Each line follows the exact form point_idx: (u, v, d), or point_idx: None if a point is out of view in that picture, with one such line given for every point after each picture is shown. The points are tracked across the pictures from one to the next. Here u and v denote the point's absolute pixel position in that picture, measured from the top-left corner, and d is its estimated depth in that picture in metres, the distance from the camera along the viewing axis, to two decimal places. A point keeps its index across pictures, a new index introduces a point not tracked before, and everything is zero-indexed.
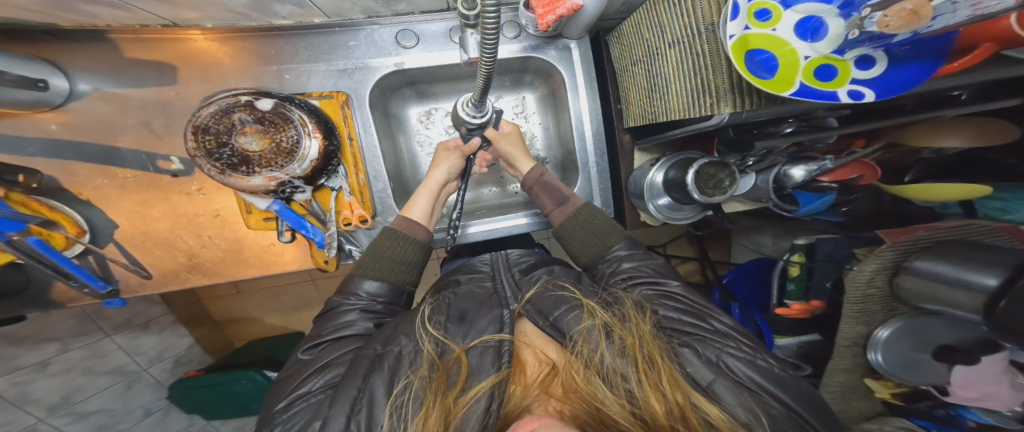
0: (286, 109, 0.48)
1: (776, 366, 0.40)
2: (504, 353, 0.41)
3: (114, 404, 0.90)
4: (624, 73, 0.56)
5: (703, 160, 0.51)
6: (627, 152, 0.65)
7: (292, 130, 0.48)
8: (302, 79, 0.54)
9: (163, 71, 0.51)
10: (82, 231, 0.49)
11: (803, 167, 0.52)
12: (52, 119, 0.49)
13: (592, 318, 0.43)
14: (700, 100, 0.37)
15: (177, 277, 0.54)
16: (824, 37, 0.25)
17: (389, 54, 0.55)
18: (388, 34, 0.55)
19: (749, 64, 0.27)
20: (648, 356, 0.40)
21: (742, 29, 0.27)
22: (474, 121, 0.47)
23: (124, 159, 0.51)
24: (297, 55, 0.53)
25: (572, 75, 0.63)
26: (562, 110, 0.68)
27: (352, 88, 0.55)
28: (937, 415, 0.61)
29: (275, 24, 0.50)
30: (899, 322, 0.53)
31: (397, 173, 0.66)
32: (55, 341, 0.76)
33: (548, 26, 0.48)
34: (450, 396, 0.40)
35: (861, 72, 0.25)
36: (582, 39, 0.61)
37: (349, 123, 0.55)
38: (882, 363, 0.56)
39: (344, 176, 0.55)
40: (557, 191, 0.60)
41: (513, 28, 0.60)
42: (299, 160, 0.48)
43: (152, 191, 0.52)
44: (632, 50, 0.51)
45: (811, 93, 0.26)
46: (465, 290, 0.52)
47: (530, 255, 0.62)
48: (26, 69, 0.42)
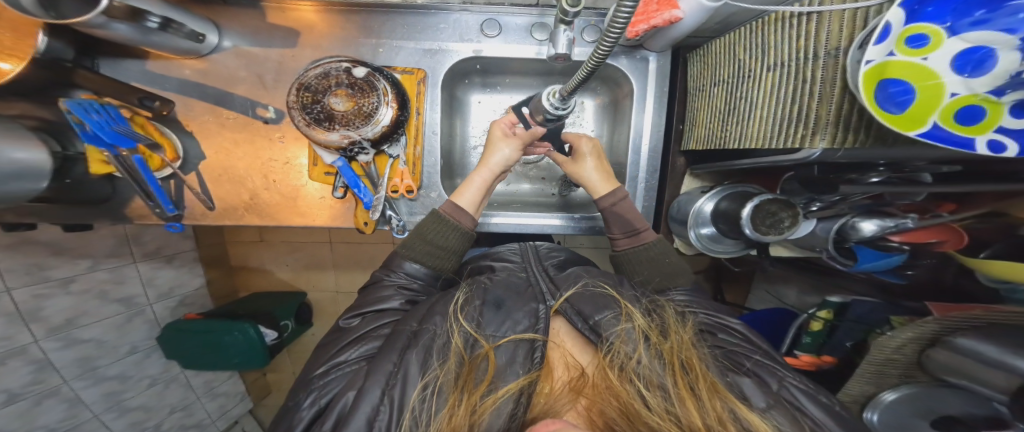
0: (375, 78, 0.50)
1: (839, 405, 0.38)
2: (537, 349, 0.41)
3: (106, 336, 0.88)
4: (699, 92, 0.56)
5: (766, 197, 0.50)
6: (677, 175, 0.66)
7: (374, 98, 0.50)
8: (391, 54, 0.56)
9: (291, 35, 0.54)
10: (177, 157, 0.53)
11: (876, 221, 0.50)
12: (190, 65, 0.53)
13: (630, 322, 0.43)
14: (789, 130, 0.37)
15: (235, 214, 0.57)
16: (987, 73, 0.23)
17: (470, 40, 0.57)
18: (475, 21, 0.56)
19: (879, 93, 0.28)
20: (685, 362, 0.41)
21: (885, 55, 0.27)
22: (555, 112, 0.47)
23: (233, 103, 0.54)
24: (395, 31, 0.56)
25: (642, 86, 0.62)
26: (622, 120, 0.68)
27: (431, 66, 0.57)
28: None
29: (385, 0, 0.53)
30: (909, 388, 0.52)
31: (447, 152, 0.67)
32: (89, 258, 0.83)
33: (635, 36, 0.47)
34: (476, 395, 0.40)
35: (1015, 119, 0.24)
36: (663, 53, 0.61)
37: (420, 98, 0.56)
38: (875, 423, 0.54)
39: (404, 147, 0.57)
40: (626, 220, 0.58)
41: (593, 32, 0.58)
42: (373, 124, 0.50)
43: (242, 133, 0.55)
44: (717, 70, 0.50)
45: (938, 137, 0.26)
46: (500, 279, 0.52)
47: (561, 251, 0.64)
48: (194, 23, 0.48)
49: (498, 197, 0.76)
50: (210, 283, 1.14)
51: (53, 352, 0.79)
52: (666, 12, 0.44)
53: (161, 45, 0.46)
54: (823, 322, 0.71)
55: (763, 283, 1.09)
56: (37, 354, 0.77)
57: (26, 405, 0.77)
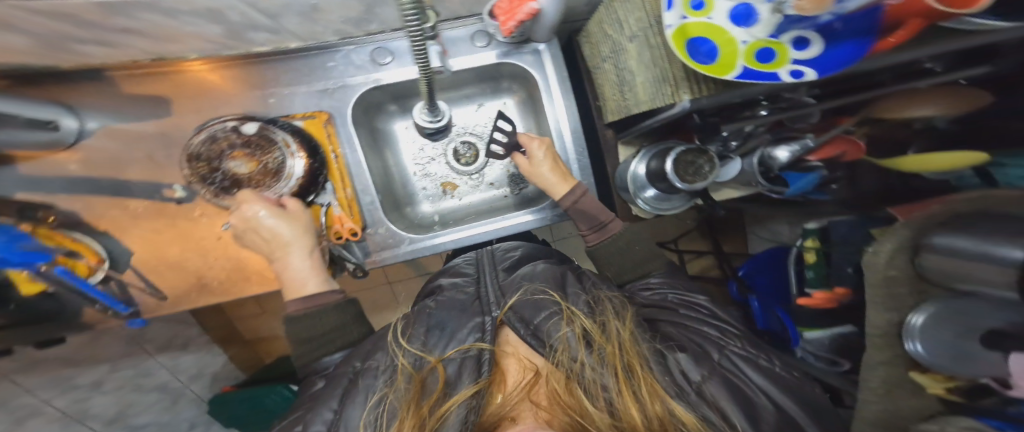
0: (270, 131, 0.53)
1: (776, 366, 0.46)
2: (484, 361, 0.43)
3: (162, 418, 0.99)
4: (597, 70, 0.58)
5: (681, 149, 0.54)
6: (610, 148, 0.68)
7: (276, 152, 0.53)
8: (285, 101, 0.57)
9: (160, 104, 0.56)
10: (102, 258, 0.53)
11: (786, 148, 0.54)
12: (70, 158, 0.54)
13: (572, 326, 0.44)
14: (660, 90, 0.40)
15: (188, 298, 0.57)
16: (756, 24, 0.27)
17: (366, 72, 0.59)
18: (364, 53, 0.58)
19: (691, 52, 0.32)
20: (629, 365, 0.43)
21: (680, 19, 0.32)
22: (431, 124, 0.58)
23: (131, 190, 0.55)
24: (279, 79, 0.57)
25: (543, 75, 0.63)
26: (540, 112, 0.68)
27: (334, 107, 0.58)
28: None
29: (253, 51, 0.55)
30: None
31: (386, 184, 0.67)
32: (106, 362, 0.82)
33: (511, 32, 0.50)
34: (425, 406, 0.41)
35: (799, 52, 0.27)
36: (551, 42, 0.62)
37: (333, 139, 0.57)
38: None
39: (333, 192, 0.58)
40: (592, 216, 0.60)
41: (484, 37, 0.60)
42: (285, 178, 0.53)
43: (161, 220, 0.56)
44: (601, 48, 0.53)
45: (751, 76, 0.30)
46: (445, 299, 0.53)
47: (517, 249, 0.64)
48: (39, 111, 0.47)
49: (453, 214, 0.74)
50: (234, 359, 1.13)
51: None
52: (525, 7, 0.46)
53: (9, 140, 0.46)
54: (814, 251, 0.70)
55: (755, 226, 1.10)
56: None
57: None
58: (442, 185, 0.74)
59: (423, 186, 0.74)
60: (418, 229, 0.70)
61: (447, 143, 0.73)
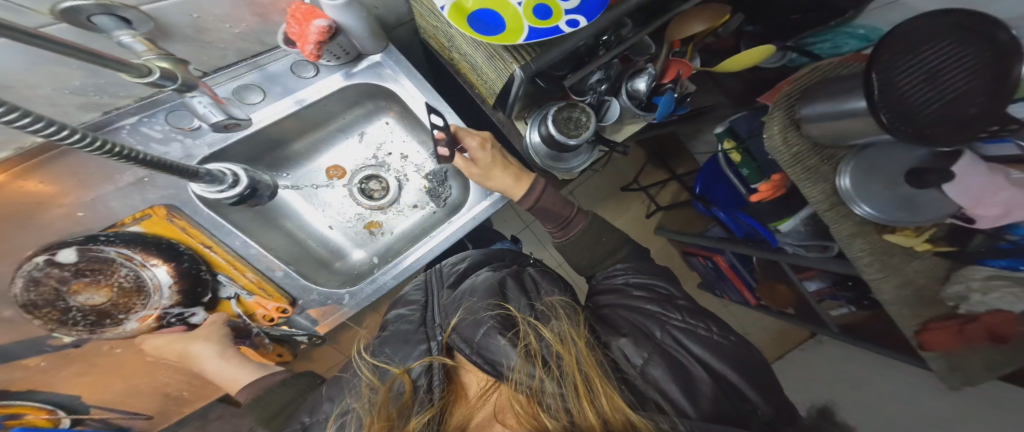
0: (96, 251, 0.47)
1: (716, 334, 0.41)
2: (434, 377, 0.41)
3: None
4: (453, 60, 0.59)
5: (553, 111, 0.55)
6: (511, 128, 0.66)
7: (122, 269, 0.49)
8: (100, 207, 0.50)
9: None
10: (50, 409, 0.52)
11: (643, 78, 0.57)
12: None
13: (518, 345, 0.38)
14: None
15: (169, 411, 0.65)
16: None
17: (170, 141, 0.51)
18: (160, 123, 0.50)
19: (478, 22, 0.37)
20: (589, 369, 0.35)
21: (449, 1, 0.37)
22: (216, 189, 0.47)
23: (16, 353, 0.48)
24: (58, 181, 0.46)
25: (399, 84, 0.61)
26: (418, 122, 0.66)
27: (172, 195, 0.53)
28: (1001, 248, 0.56)
29: None
30: (849, 166, 0.54)
31: (297, 252, 0.66)
32: None
33: (315, 56, 0.50)
34: (390, 408, 0.38)
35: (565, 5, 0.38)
36: (387, 50, 0.60)
37: (193, 233, 0.52)
38: (869, 212, 0.52)
39: (234, 282, 0.56)
40: (554, 215, 0.58)
41: (306, 66, 0.57)
42: (156, 291, 0.51)
43: (76, 364, 0.52)
44: (443, 41, 0.54)
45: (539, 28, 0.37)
46: (393, 330, 0.50)
47: (462, 261, 0.64)
48: None
49: (388, 251, 0.72)
50: None
51: None
52: (314, 26, 0.46)
53: None
54: (735, 150, 0.72)
55: None
56: None
57: None
58: (367, 227, 0.72)
59: (349, 233, 0.72)
60: (356, 281, 0.69)
61: (350, 185, 0.72)
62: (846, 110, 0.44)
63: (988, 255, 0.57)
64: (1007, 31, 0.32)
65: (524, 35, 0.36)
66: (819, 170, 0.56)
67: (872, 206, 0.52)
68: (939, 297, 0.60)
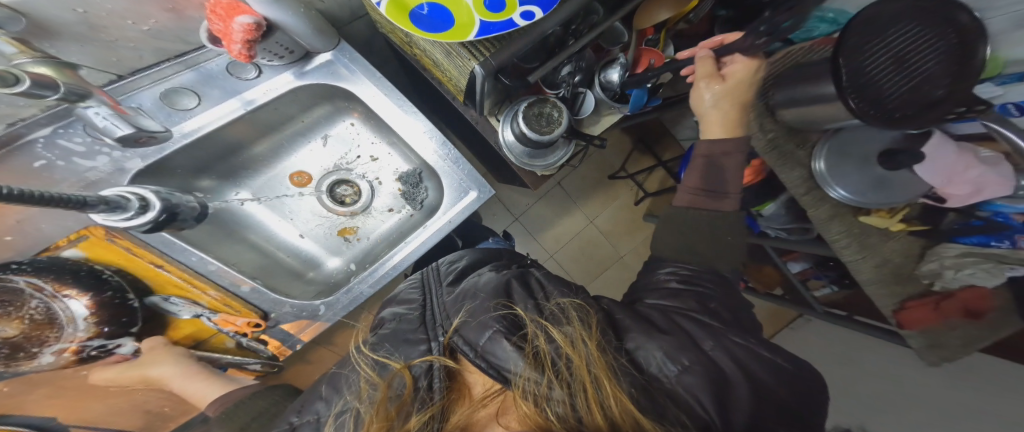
0: (4, 281, 0.40)
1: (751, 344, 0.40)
2: (436, 376, 0.40)
3: None
4: (415, 55, 0.56)
5: (523, 108, 0.55)
6: (483, 125, 0.64)
7: (33, 301, 0.42)
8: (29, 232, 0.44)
9: None
10: None
11: (615, 70, 0.58)
12: None
13: (534, 345, 0.37)
14: None
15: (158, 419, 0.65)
16: None
17: (97, 153, 0.46)
18: (80, 134, 0.44)
19: (424, 22, 0.37)
20: (597, 378, 0.33)
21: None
22: (112, 215, 0.40)
23: None
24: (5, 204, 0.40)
25: (356, 85, 0.59)
26: (382, 122, 0.64)
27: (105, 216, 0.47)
28: (972, 225, 0.57)
29: None
30: (824, 149, 0.54)
31: (265, 263, 0.64)
32: None
33: (249, 56, 0.45)
34: (392, 406, 0.38)
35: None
36: (339, 46, 0.57)
37: (139, 251, 0.49)
38: (845, 195, 0.53)
39: (191, 303, 0.54)
40: (719, 179, 0.52)
41: (250, 68, 0.53)
42: (70, 323, 0.45)
43: (42, 388, 0.49)
44: (400, 35, 0.52)
45: (490, 24, 0.36)
46: (394, 327, 0.50)
47: (461, 261, 0.63)
48: None
49: (366, 255, 0.71)
50: None
51: None
52: (237, 23, 0.41)
53: None
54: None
55: None
56: None
57: None
58: (340, 233, 0.71)
59: (326, 238, 0.70)
60: (332, 290, 0.68)
61: (316, 192, 0.70)
62: (816, 95, 0.43)
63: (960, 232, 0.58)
64: (967, 13, 0.31)
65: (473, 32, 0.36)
66: (795, 156, 0.55)
67: (846, 189, 0.53)
68: (914, 275, 0.62)
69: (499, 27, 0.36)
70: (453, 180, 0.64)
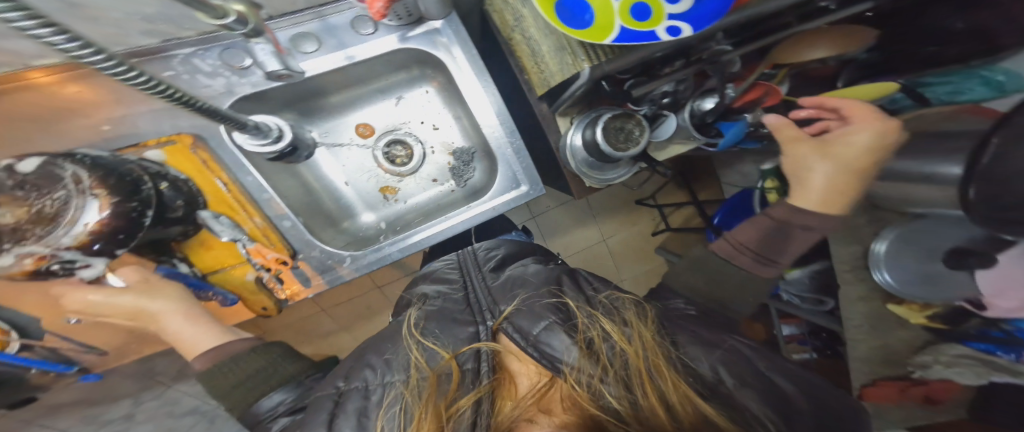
0: (56, 166, 0.36)
1: (791, 366, 0.44)
2: (486, 359, 0.44)
3: None
4: (513, 41, 0.54)
5: (608, 117, 0.52)
6: (550, 123, 0.61)
7: (59, 191, 0.35)
8: (126, 125, 0.47)
9: None
10: (3, 330, 0.45)
11: (712, 99, 0.54)
12: None
13: (579, 335, 0.41)
14: (563, 57, 0.42)
15: (132, 346, 0.57)
16: None
17: (218, 76, 0.48)
18: (212, 56, 0.47)
19: (566, 15, 0.34)
20: (653, 367, 0.39)
21: None
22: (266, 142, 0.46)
23: None
24: (123, 97, 0.47)
25: (452, 58, 0.56)
26: (462, 97, 0.62)
27: (199, 127, 0.49)
28: (991, 335, 0.54)
29: (38, 64, 0.42)
30: (892, 235, 0.58)
31: (306, 202, 0.62)
32: (128, 397, 0.76)
33: (384, 14, 0.45)
34: (442, 401, 0.41)
35: (676, 7, 0.32)
36: (449, 16, 0.54)
37: (212, 165, 0.49)
38: (889, 281, 0.58)
39: (236, 226, 0.51)
40: (773, 251, 0.51)
41: (365, 22, 0.52)
42: (66, 225, 0.35)
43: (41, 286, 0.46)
44: (509, 19, 0.49)
45: (631, 34, 0.33)
46: (439, 308, 0.52)
47: (497, 250, 0.64)
48: None
49: (401, 217, 0.70)
50: None
51: None
52: None
53: None
54: (777, 191, 0.70)
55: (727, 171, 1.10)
56: None
57: None
58: (381, 192, 0.69)
59: (367, 193, 0.69)
60: (362, 244, 0.67)
61: (372, 147, 0.68)
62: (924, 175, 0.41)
63: (974, 337, 0.56)
64: None
65: (612, 37, 0.33)
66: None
67: (893, 275, 0.57)
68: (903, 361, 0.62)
69: (639, 40, 0.33)
70: (519, 167, 0.62)
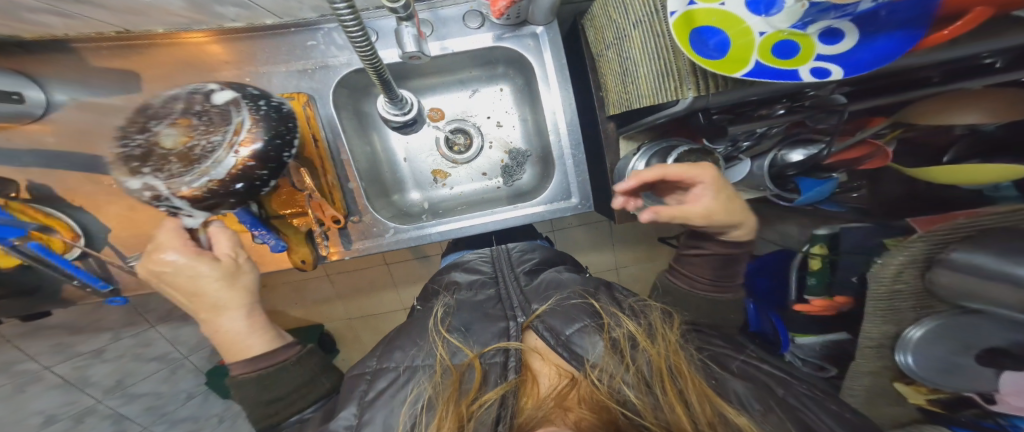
0: (236, 108, 0.35)
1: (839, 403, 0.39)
2: (512, 362, 0.43)
3: (162, 388, 0.88)
4: (601, 58, 0.55)
5: (683, 149, 0.50)
6: (611, 141, 0.63)
7: (218, 134, 0.33)
8: (262, 82, 0.55)
9: (131, 81, 0.52)
10: (77, 235, 0.51)
11: (802, 151, 0.50)
12: (45, 131, 0.50)
13: (603, 334, 0.43)
14: (664, 83, 0.36)
15: None
16: (777, 11, 0.25)
17: (349, 52, 0.55)
18: (347, 31, 0.54)
19: (695, 42, 0.26)
20: (674, 368, 0.40)
21: (684, 5, 0.27)
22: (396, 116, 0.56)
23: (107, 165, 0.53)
24: (259, 57, 0.54)
25: (542, 62, 0.59)
26: (537, 101, 0.64)
27: (314, 88, 0.55)
28: (982, 424, 0.55)
29: (228, 26, 0.52)
30: (933, 323, 0.50)
31: (372, 170, 0.65)
32: (110, 330, 0.74)
33: (502, 13, 0.47)
34: (463, 404, 0.40)
35: (828, 47, 0.25)
36: (550, 24, 0.57)
37: (312, 122, 0.52)
38: (911, 365, 0.54)
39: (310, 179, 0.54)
40: (726, 271, 0.49)
41: (476, 17, 0.56)
42: (196, 173, 0.32)
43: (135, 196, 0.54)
44: (605, 35, 0.49)
45: (767, 72, 0.25)
46: (472, 300, 0.55)
47: (534, 254, 0.67)
48: (1, 81, 0.44)
49: (446, 202, 0.72)
50: None
51: (121, 406, 0.78)
52: None
53: None
54: (820, 259, 0.68)
55: None
56: (108, 410, 0.76)
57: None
58: (432, 174, 0.71)
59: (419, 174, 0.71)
60: (407, 219, 0.68)
61: (440, 130, 0.70)
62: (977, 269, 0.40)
63: (962, 423, 0.57)
64: None
65: (748, 71, 0.25)
66: (900, 314, 0.51)
67: (916, 359, 0.53)
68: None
69: (776, 80, 0.25)
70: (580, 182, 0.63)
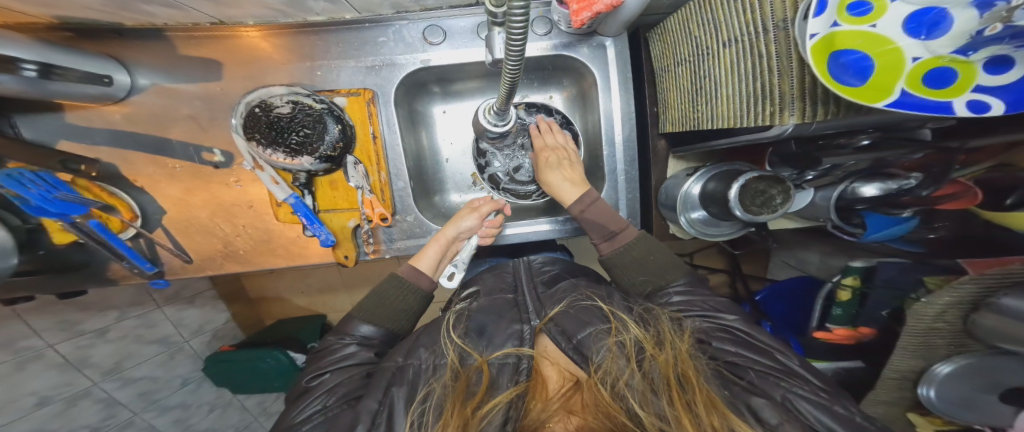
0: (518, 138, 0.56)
1: (857, 415, 0.37)
2: (523, 369, 0.42)
3: (155, 373, 0.94)
4: (664, 73, 0.55)
5: (751, 174, 0.47)
6: (660, 159, 0.62)
7: None
8: (331, 75, 0.54)
9: (211, 68, 0.52)
10: (135, 216, 0.52)
11: (877, 185, 0.46)
12: (116, 110, 0.51)
13: (616, 337, 0.42)
14: (755, 107, 0.35)
15: (213, 263, 0.55)
16: (942, 35, 0.22)
17: (417, 51, 0.54)
18: (416, 29, 0.54)
19: (833, 66, 0.25)
20: (681, 376, 0.39)
21: (830, 27, 0.25)
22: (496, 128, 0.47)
23: (173, 149, 0.53)
24: (329, 51, 0.53)
25: (604, 73, 0.59)
26: (591, 111, 0.64)
27: (378, 85, 0.55)
28: None
29: (309, 20, 0.50)
30: (964, 360, 0.47)
31: (417, 168, 0.64)
32: (115, 309, 0.83)
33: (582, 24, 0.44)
34: (469, 406, 0.38)
35: (990, 77, 0.22)
36: (619, 36, 0.57)
37: (374, 120, 0.54)
38: (933, 398, 0.51)
39: (364, 175, 0.55)
40: (601, 225, 0.56)
41: (544, 24, 0.56)
42: None
43: (194, 180, 0.54)
44: (678, 49, 0.49)
45: (909, 103, 0.24)
46: (483, 303, 0.53)
47: (554, 265, 0.63)
48: (90, 65, 0.44)
49: None
50: (235, 316, 1.15)
51: (114, 391, 0.87)
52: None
53: (68, 94, 0.43)
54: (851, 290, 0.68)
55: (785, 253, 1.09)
56: (101, 394, 0.84)
57: (58, 408, 0.78)
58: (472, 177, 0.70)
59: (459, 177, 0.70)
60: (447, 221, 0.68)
61: None
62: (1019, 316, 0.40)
63: None
64: None
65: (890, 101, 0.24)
66: (933, 351, 0.48)
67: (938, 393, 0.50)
68: None
69: (918, 112, 0.25)
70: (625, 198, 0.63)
